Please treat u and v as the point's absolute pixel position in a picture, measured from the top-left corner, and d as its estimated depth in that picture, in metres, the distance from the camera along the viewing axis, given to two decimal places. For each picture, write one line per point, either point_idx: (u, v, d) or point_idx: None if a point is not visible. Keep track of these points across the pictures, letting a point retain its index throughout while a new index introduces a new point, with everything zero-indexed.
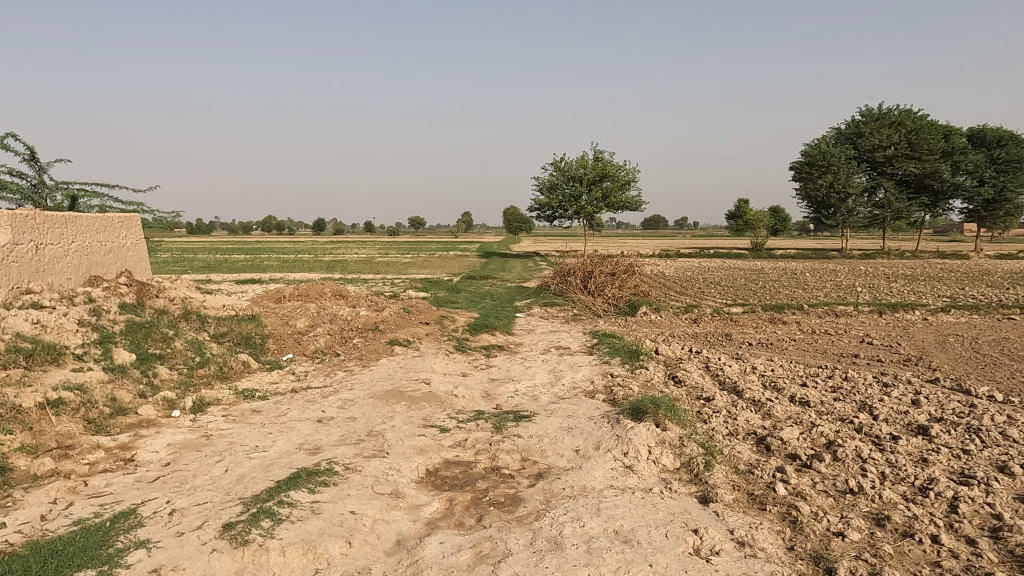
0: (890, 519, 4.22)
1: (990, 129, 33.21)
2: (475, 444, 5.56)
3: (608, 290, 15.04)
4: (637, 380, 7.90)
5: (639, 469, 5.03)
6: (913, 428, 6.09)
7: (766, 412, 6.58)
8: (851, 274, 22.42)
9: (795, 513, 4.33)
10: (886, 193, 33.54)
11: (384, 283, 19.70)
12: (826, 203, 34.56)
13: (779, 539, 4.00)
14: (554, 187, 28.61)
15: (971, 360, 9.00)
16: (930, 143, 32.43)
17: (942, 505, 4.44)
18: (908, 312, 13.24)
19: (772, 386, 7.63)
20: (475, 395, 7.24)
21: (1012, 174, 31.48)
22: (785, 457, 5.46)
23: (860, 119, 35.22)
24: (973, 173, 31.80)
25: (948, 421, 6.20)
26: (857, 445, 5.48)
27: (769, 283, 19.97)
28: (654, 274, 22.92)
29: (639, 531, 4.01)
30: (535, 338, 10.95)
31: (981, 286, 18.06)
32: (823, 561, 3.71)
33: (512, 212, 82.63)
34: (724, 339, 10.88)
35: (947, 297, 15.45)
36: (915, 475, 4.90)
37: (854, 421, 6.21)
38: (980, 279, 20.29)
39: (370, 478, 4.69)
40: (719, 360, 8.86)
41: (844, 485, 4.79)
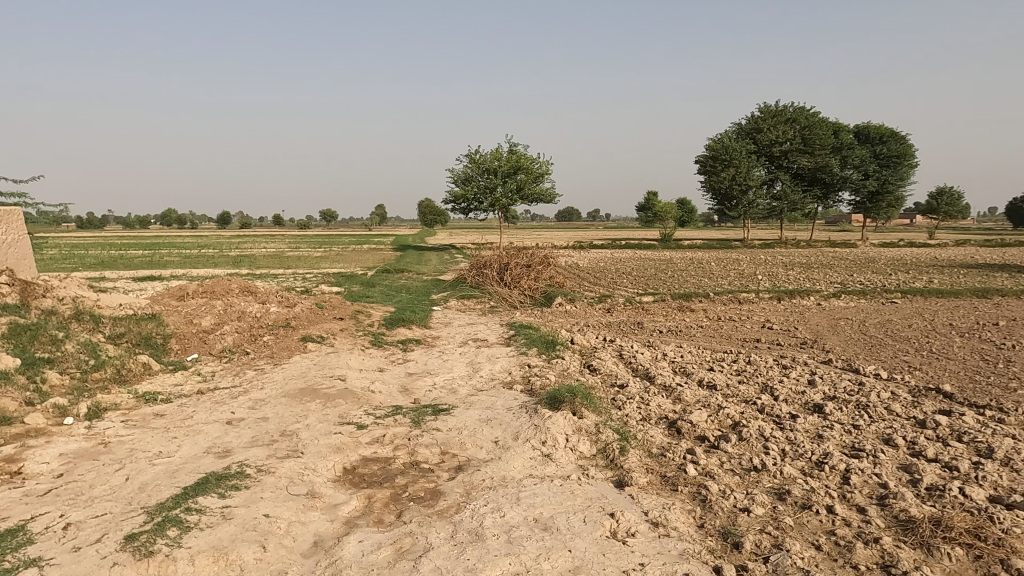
0: (790, 493, 4.49)
1: (873, 128, 36.76)
2: (393, 440, 5.49)
3: (523, 282, 15.20)
4: (554, 369, 8.03)
5: (556, 457, 5.11)
6: (809, 406, 6.50)
7: (676, 397, 6.85)
8: (752, 263, 23.65)
9: (705, 492, 4.54)
10: (783, 185, 35.32)
11: (295, 278, 19.09)
12: (728, 195, 35.81)
13: (690, 518, 4.18)
14: (469, 179, 28.52)
15: (858, 341, 9.69)
16: (822, 139, 34.65)
17: (836, 478, 4.77)
18: (803, 298, 14.12)
19: (682, 371, 7.96)
20: (392, 390, 7.13)
21: (892, 169, 35.13)
22: (694, 439, 5.71)
23: (758, 116, 36.84)
24: (859, 167, 34.84)
25: (840, 398, 6.67)
26: (760, 425, 5.80)
27: (678, 272, 20.76)
28: (568, 266, 23.30)
29: (558, 517, 4.08)
30: (452, 331, 10.90)
31: (866, 273, 19.52)
32: (731, 536, 3.90)
33: (427, 205, 81.50)
34: (635, 327, 11.24)
35: (837, 284, 16.55)
36: (812, 451, 5.23)
37: (757, 402, 6.57)
38: (867, 266, 21.89)
39: (284, 479, 4.55)
40: (631, 348, 9.15)
41: (748, 464, 5.05)
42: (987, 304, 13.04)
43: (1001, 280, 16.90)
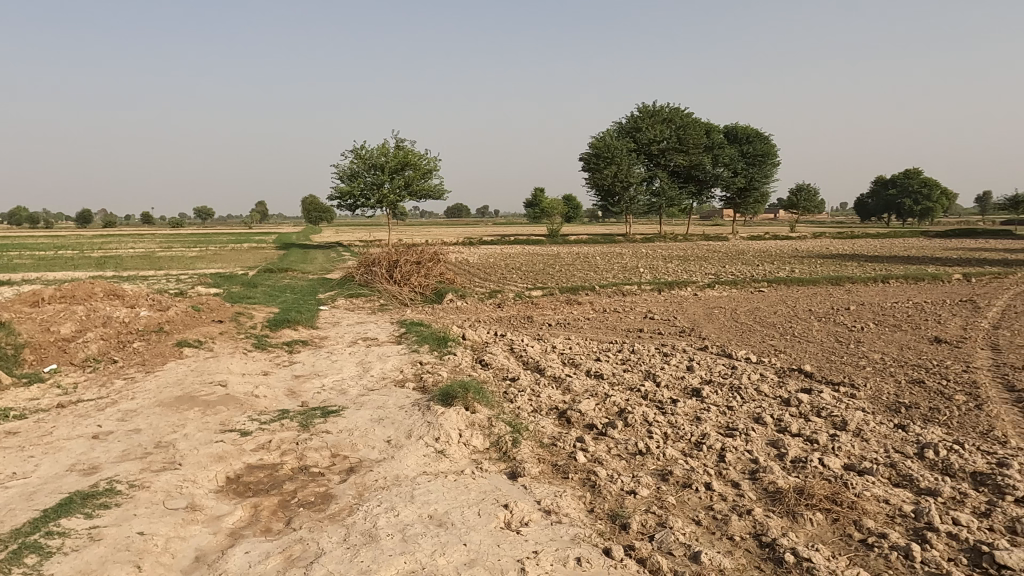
0: (673, 473, 4.75)
1: (740, 128, 39.90)
2: (280, 445, 5.29)
3: (414, 279, 15.07)
4: (446, 366, 8.02)
5: (450, 453, 5.12)
6: (688, 390, 6.89)
7: (566, 387, 7.05)
8: (634, 257, 24.68)
9: (594, 478, 4.71)
10: (661, 182, 37.03)
11: (169, 280, 17.90)
12: (611, 192, 36.83)
13: (580, 503, 4.32)
14: (355, 175, 27.72)
15: (730, 327, 10.38)
16: (695, 138, 36.74)
17: (713, 456, 5.09)
18: (681, 289, 14.90)
19: (571, 362, 8.19)
20: (278, 394, 6.86)
21: (758, 167, 38.11)
22: (583, 427, 5.90)
23: (637, 115, 38.68)
24: (729, 166, 37.16)
25: (715, 381, 7.12)
26: (644, 411, 6.09)
27: (565, 267, 21.31)
28: (459, 262, 23.27)
29: (452, 512, 4.09)
30: (341, 331, 10.63)
31: (736, 264, 20.89)
32: (619, 518, 4.07)
33: (311, 203, 78.99)
34: (526, 321, 11.44)
35: (711, 275, 17.61)
36: (691, 433, 5.55)
37: (641, 389, 6.89)
38: (738, 258, 23.45)
39: (161, 493, 4.27)
40: (522, 342, 9.30)
41: (634, 448, 5.28)
42: (840, 291, 14.35)
43: (851, 269, 18.65)
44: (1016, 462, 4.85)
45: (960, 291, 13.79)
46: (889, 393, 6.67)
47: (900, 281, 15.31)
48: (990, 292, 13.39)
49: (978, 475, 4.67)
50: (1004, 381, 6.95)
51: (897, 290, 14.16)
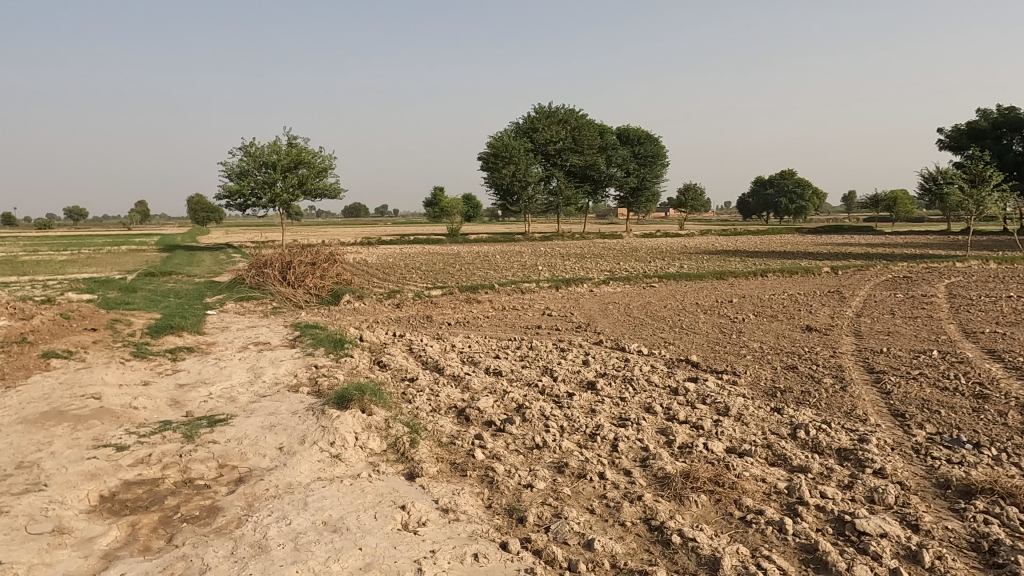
0: (568, 465, 4.87)
1: (633, 130, 42.12)
2: (162, 458, 4.99)
3: (309, 280, 14.62)
4: (343, 368, 7.84)
5: (346, 457, 5.01)
6: (584, 384, 7.09)
7: (465, 386, 7.07)
8: (533, 255, 25.07)
9: (492, 473, 4.75)
10: (558, 181, 37.83)
11: (33, 286, 16.43)
12: (509, 191, 36.93)
13: (478, 500, 4.35)
14: (245, 174, 26.51)
15: (624, 322, 10.76)
16: (590, 139, 37.96)
17: (607, 446, 5.27)
18: (578, 285, 15.29)
19: (470, 360, 8.22)
20: (159, 404, 6.45)
21: (649, 167, 40.36)
22: (482, 425, 5.94)
23: (534, 116, 39.20)
24: (622, 166, 39.03)
25: (609, 374, 7.36)
26: (541, 405, 6.21)
27: (465, 266, 21.32)
28: (356, 262, 22.72)
29: (347, 517, 4.01)
30: (230, 336, 10.14)
31: (630, 261, 21.68)
32: (516, 512, 4.13)
33: (198, 202, 75.00)
34: (425, 321, 11.36)
35: (606, 272, 18.17)
36: (586, 425, 5.71)
37: (539, 384, 7.01)
38: (631, 254, 24.33)
39: (23, 518, 3.92)
40: (421, 342, 9.23)
41: (531, 442, 5.37)
42: (724, 285, 15.21)
43: (733, 264, 19.79)
44: (875, 437, 5.33)
45: (828, 282, 14.97)
46: (767, 378, 7.14)
47: (776, 275, 16.41)
48: (854, 283, 14.62)
49: (843, 450, 5.09)
50: (865, 364, 7.61)
51: (775, 283, 15.18)
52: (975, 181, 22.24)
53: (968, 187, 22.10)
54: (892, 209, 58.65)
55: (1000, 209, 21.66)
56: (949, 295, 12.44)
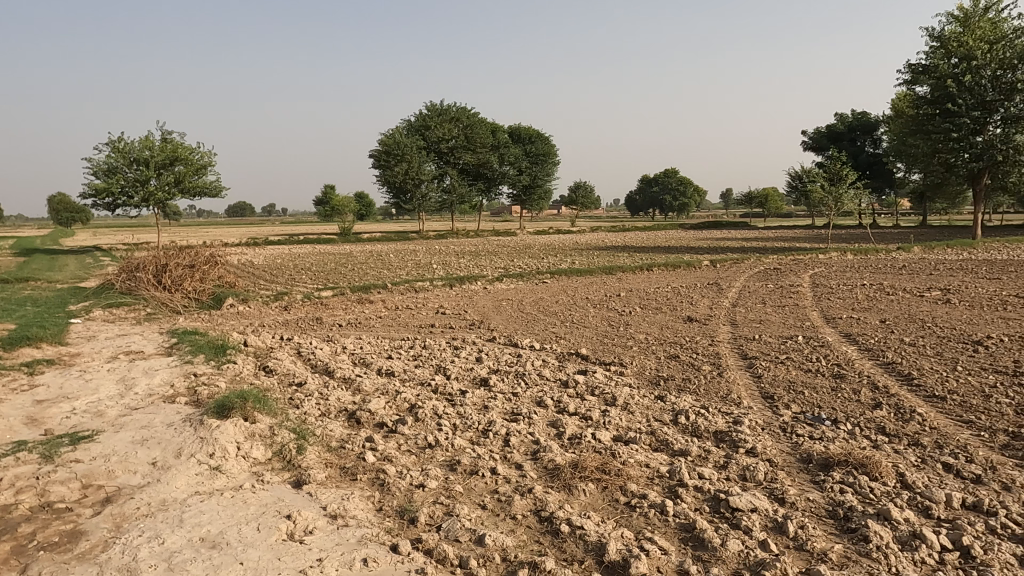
0: (460, 462, 4.87)
1: (523, 130, 43.78)
2: (14, 483, 4.54)
3: (187, 284, 13.79)
4: (225, 375, 7.45)
5: (227, 468, 4.76)
6: (477, 380, 7.12)
7: (356, 388, 6.91)
8: (427, 253, 24.89)
9: (383, 476, 4.67)
10: (451, 179, 37.83)
11: None
12: (402, 189, 36.21)
13: (368, 504, 4.27)
14: (114, 171, 24.64)
15: (517, 318, 10.91)
16: (482, 138, 38.42)
17: (499, 441, 5.31)
18: (472, 283, 15.33)
19: (361, 362, 8.05)
20: (13, 424, 5.88)
21: (540, 166, 41.94)
22: (373, 427, 5.83)
23: (425, 113, 38.79)
24: (514, 164, 39.88)
25: (502, 370, 7.44)
26: (434, 404, 6.17)
27: (357, 265, 20.82)
28: (240, 264, 21.60)
29: (228, 531, 3.81)
30: (98, 345, 9.39)
31: (523, 257, 21.99)
32: (407, 513, 4.09)
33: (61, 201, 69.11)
34: (315, 323, 11.01)
35: (500, 269, 18.34)
36: (479, 421, 5.74)
37: (432, 383, 6.97)
38: (525, 251, 24.69)
39: None
40: (310, 345, 8.94)
41: (423, 442, 5.33)
42: (613, 279, 15.75)
43: (621, 259, 20.53)
44: (747, 419, 5.70)
45: (708, 275, 15.86)
46: (651, 368, 7.47)
47: (660, 269, 17.18)
48: (730, 275, 15.57)
49: (719, 433, 5.40)
50: (739, 350, 8.13)
51: (658, 276, 15.90)
52: (834, 179, 24.27)
53: (828, 185, 24.10)
54: (764, 206, 62.95)
55: (855, 205, 23.77)
56: (813, 285, 13.52)
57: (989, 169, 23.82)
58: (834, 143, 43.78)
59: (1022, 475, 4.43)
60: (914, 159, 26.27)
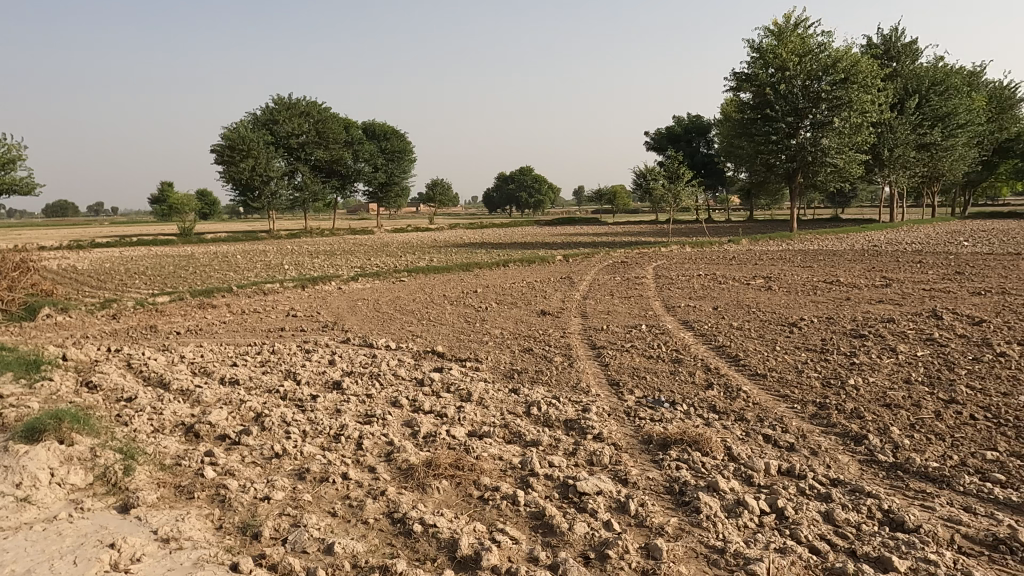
0: (310, 470, 4.67)
1: (377, 126, 43.37)
2: None
3: None
4: (38, 395, 6.63)
5: (38, 498, 4.24)
6: (329, 384, 6.87)
7: (195, 399, 6.43)
8: (278, 253, 23.72)
9: (224, 491, 4.38)
10: (303, 176, 36.36)
11: None
12: (249, 185, 34.20)
13: (206, 523, 3.99)
14: None
15: (372, 318, 10.68)
16: (335, 134, 37.24)
17: (351, 445, 5.16)
18: (326, 284, 14.80)
19: (202, 371, 7.51)
20: None
21: (396, 162, 41.84)
22: (214, 440, 5.45)
23: (273, 107, 36.85)
24: (369, 161, 39.86)
25: (356, 372, 7.24)
26: (282, 412, 5.88)
27: (199, 268, 19.44)
28: (60, 270, 19.43)
29: (37, 569, 3.40)
30: None
31: (380, 256, 21.57)
32: (250, 529, 3.86)
33: None
34: (149, 332, 10.11)
35: (356, 268, 17.87)
36: (330, 426, 5.54)
37: (280, 389, 6.64)
38: (381, 250, 24.25)
39: None
40: (142, 356, 8.19)
41: (270, 451, 5.06)
42: (470, 276, 15.87)
43: (478, 255, 20.75)
44: (595, 406, 5.96)
45: (561, 269, 16.43)
46: (506, 361, 7.62)
47: (516, 265, 17.56)
48: (582, 269, 16.25)
49: (568, 421, 5.61)
50: (588, 341, 8.49)
51: (514, 272, 16.25)
52: (673, 178, 26.03)
53: (668, 183, 25.82)
54: (613, 203, 66.26)
55: (692, 201, 25.67)
56: (656, 276, 14.42)
57: (803, 169, 26.62)
58: (673, 144, 46.87)
59: (826, 440, 4.99)
60: (741, 159, 28.76)
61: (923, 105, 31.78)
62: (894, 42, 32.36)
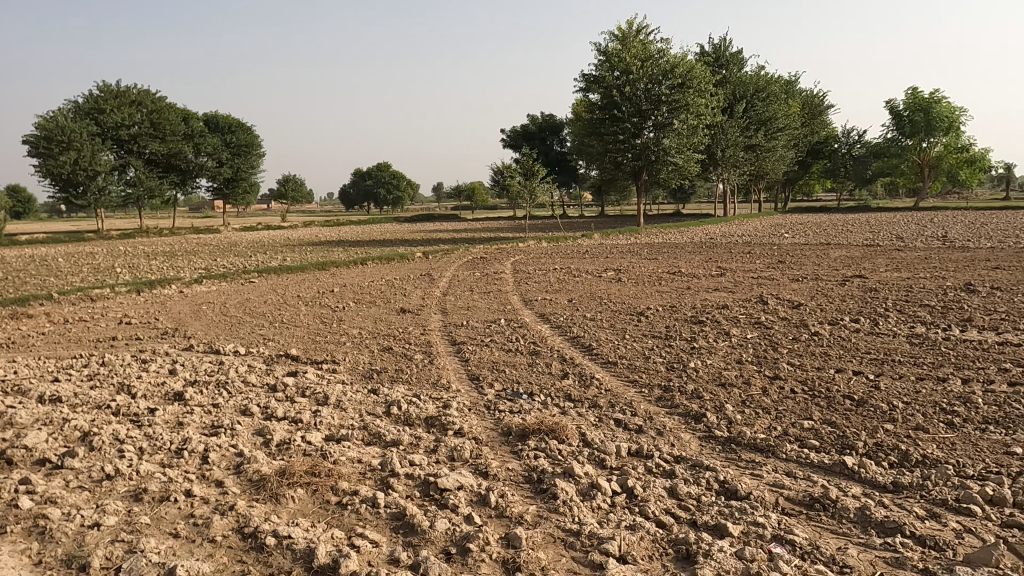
0: (148, 490, 4.29)
1: (220, 118, 40.81)
2: None
3: None
4: None
5: None
6: (170, 396, 6.35)
7: (7, 422, 5.68)
8: (109, 255, 21.61)
9: (44, 522, 3.91)
10: (136, 171, 33.34)
11: None
12: (71, 181, 30.81)
13: (22, 559, 3.54)
14: None
15: (219, 322, 10.01)
16: (172, 125, 34.46)
17: (195, 460, 4.80)
18: (165, 287, 13.68)
19: (15, 390, 6.65)
20: None
21: (244, 157, 39.76)
22: (31, 466, 4.84)
23: (98, 94, 33.37)
24: (213, 155, 36.81)
25: (200, 381, 6.74)
26: (114, 428, 5.34)
27: (10, 273, 17.23)
28: None
29: None
30: None
31: (227, 256, 20.27)
32: (76, 561, 3.48)
33: None
34: None
35: (200, 270, 16.68)
36: (171, 441, 5.12)
37: (111, 404, 6.03)
38: (229, 249, 22.80)
39: None
40: None
41: (100, 474, 4.58)
42: (326, 275, 15.34)
43: (335, 254, 20.13)
44: (455, 402, 5.98)
45: (420, 267, 16.31)
46: (364, 362, 7.44)
47: (374, 262, 17.21)
48: (442, 266, 16.25)
49: (429, 418, 5.58)
50: (448, 337, 8.50)
51: (373, 270, 15.93)
52: (528, 175, 26.68)
53: (524, 179, 26.41)
54: (471, 199, 66.80)
55: (546, 197, 26.47)
56: (514, 271, 14.72)
57: (647, 168, 28.31)
58: (528, 142, 48.00)
59: (670, 421, 5.35)
60: (592, 157, 29.99)
61: (749, 110, 34.84)
62: (723, 51, 35.26)
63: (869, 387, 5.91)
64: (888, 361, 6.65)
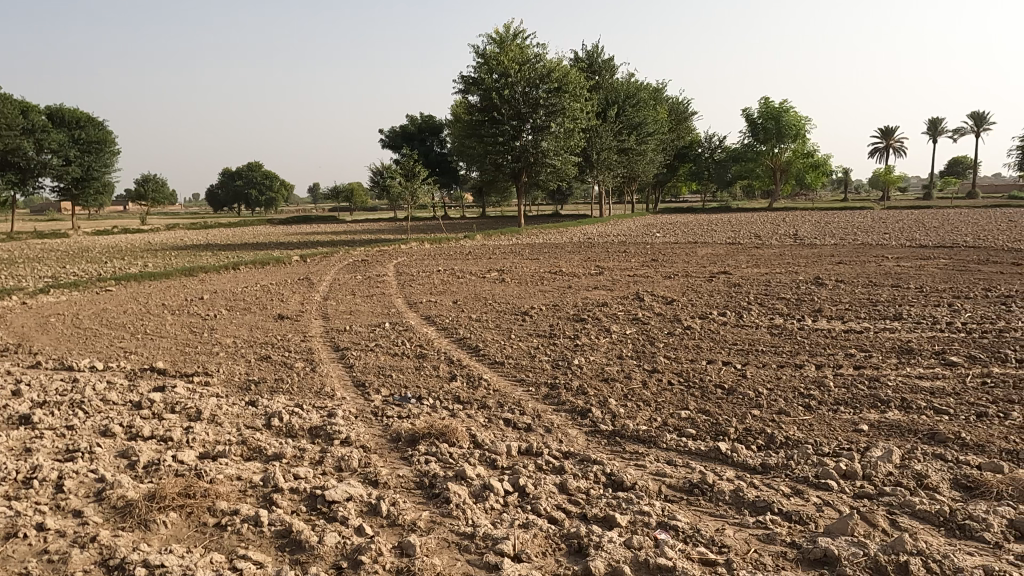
0: None
1: (65, 109, 37.06)
2: None
3: None
4: None
5: None
6: (14, 420, 5.67)
7: None
8: None
9: None
10: None
11: None
12: None
13: None
14: None
15: (70, 336, 9.10)
16: (9, 118, 30.91)
17: (48, 489, 4.32)
18: (4, 299, 12.24)
19: None
20: None
21: (94, 155, 36.67)
22: None
23: None
24: (58, 153, 34.04)
25: (51, 401, 6.08)
26: None
27: None
28: None
29: None
30: None
31: (78, 263, 18.46)
32: None
33: None
34: None
35: (46, 278, 15.11)
36: (18, 469, 4.57)
37: None
38: (81, 255, 20.80)
39: None
40: None
41: None
42: (194, 282, 14.38)
43: (203, 259, 18.90)
44: (341, 410, 5.80)
45: (298, 270, 15.70)
46: (240, 372, 7.04)
47: (248, 267, 16.36)
48: (321, 269, 15.71)
49: (313, 428, 5.38)
50: (331, 343, 8.23)
51: (246, 275, 15.12)
52: (409, 176, 26.39)
53: (404, 180, 26.07)
54: (350, 200, 65.22)
55: (428, 198, 26.29)
56: (397, 274, 14.48)
57: (527, 169, 28.83)
58: (407, 142, 47.48)
59: (558, 418, 5.47)
60: (472, 159, 30.07)
61: (621, 115, 36.33)
62: (596, 58, 36.58)
63: (737, 375, 6.34)
64: (752, 351, 7.17)
